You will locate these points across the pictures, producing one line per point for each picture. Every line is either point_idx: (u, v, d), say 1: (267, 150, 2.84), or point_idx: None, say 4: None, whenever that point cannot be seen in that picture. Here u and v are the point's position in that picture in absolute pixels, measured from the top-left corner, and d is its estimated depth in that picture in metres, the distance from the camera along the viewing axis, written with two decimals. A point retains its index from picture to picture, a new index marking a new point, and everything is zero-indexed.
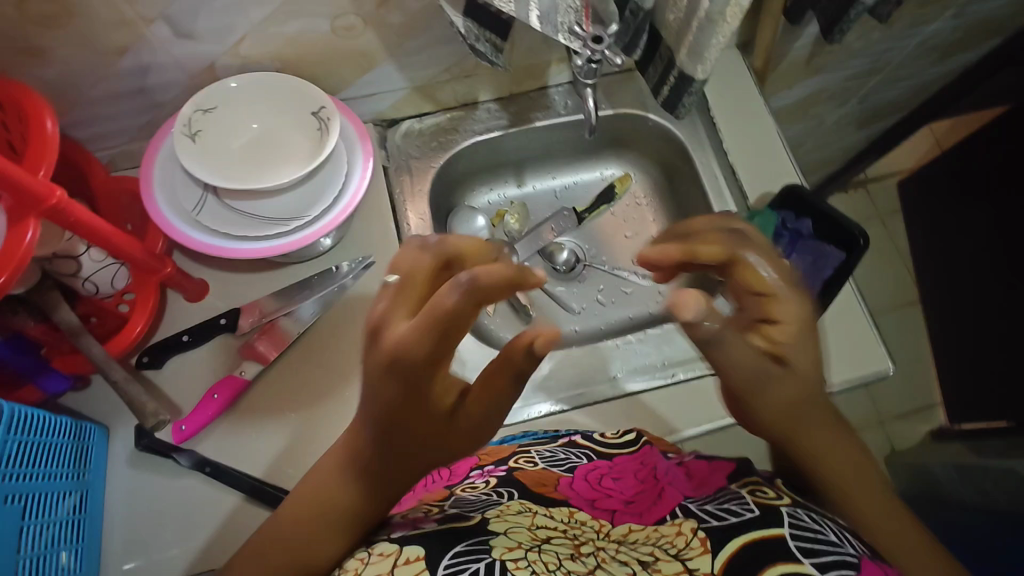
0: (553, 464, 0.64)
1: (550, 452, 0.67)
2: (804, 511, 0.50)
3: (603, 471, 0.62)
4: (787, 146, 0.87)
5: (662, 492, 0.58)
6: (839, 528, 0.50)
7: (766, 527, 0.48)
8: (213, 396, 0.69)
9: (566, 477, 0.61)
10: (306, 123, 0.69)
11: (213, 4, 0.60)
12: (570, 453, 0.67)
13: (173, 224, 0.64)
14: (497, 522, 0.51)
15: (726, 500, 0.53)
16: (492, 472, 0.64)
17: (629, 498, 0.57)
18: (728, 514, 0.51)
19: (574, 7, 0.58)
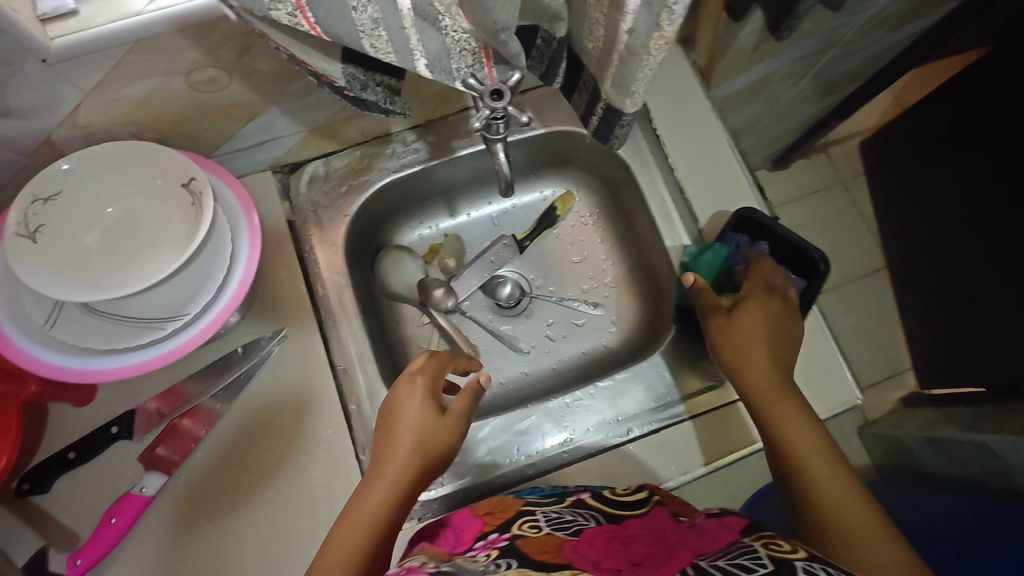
0: (558, 527, 0.53)
1: (556, 514, 0.57)
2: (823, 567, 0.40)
3: (613, 534, 0.52)
4: (739, 157, 0.78)
5: (674, 551, 0.47)
6: None
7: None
8: (110, 521, 0.61)
9: (570, 542, 0.50)
10: (176, 198, 0.58)
11: (27, 79, 0.48)
12: (578, 515, 0.56)
13: (22, 348, 0.54)
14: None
15: (737, 554, 0.43)
16: (494, 541, 0.52)
17: (637, 560, 0.47)
18: (740, 569, 0.40)
19: (471, 52, 0.48)
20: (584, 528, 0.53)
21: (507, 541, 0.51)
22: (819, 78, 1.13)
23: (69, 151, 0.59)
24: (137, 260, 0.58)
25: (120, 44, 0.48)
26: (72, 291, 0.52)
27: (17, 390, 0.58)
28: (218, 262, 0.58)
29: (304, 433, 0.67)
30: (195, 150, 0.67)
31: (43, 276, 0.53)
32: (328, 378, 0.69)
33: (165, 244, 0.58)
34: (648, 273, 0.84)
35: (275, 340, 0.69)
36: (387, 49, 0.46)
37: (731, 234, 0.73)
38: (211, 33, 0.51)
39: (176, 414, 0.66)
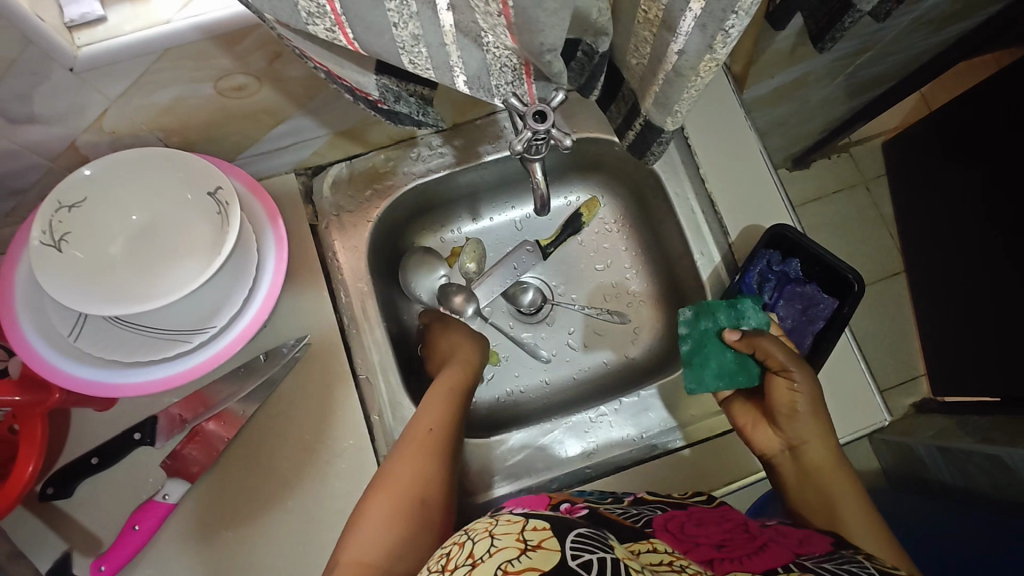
0: (627, 519, 0.53)
1: (622, 510, 0.56)
2: None
3: (687, 523, 0.53)
4: (774, 170, 0.76)
5: (765, 545, 0.48)
6: None
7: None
8: (133, 528, 0.60)
9: (649, 531, 0.50)
10: (202, 206, 0.57)
11: (52, 87, 0.47)
12: (643, 510, 0.56)
13: (47, 360, 0.54)
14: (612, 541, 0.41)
15: (843, 561, 0.45)
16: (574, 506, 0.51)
17: (722, 545, 0.48)
18: (853, 574, 0.43)
19: (512, 68, 0.45)
20: (654, 520, 0.54)
21: (588, 509, 0.51)
22: (850, 80, 1.09)
23: (94, 154, 0.57)
24: (163, 268, 0.57)
25: (149, 53, 0.46)
26: (100, 304, 0.52)
27: (41, 398, 0.56)
28: (245, 274, 0.58)
29: (325, 444, 0.66)
30: (220, 152, 0.65)
31: (72, 288, 0.52)
32: (350, 387, 0.68)
33: (191, 253, 0.57)
34: (674, 285, 0.82)
35: (298, 346, 0.68)
36: (426, 65, 0.44)
37: (763, 251, 0.71)
38: (242, 41, 0.49)
39: (198, 421, 0.65)
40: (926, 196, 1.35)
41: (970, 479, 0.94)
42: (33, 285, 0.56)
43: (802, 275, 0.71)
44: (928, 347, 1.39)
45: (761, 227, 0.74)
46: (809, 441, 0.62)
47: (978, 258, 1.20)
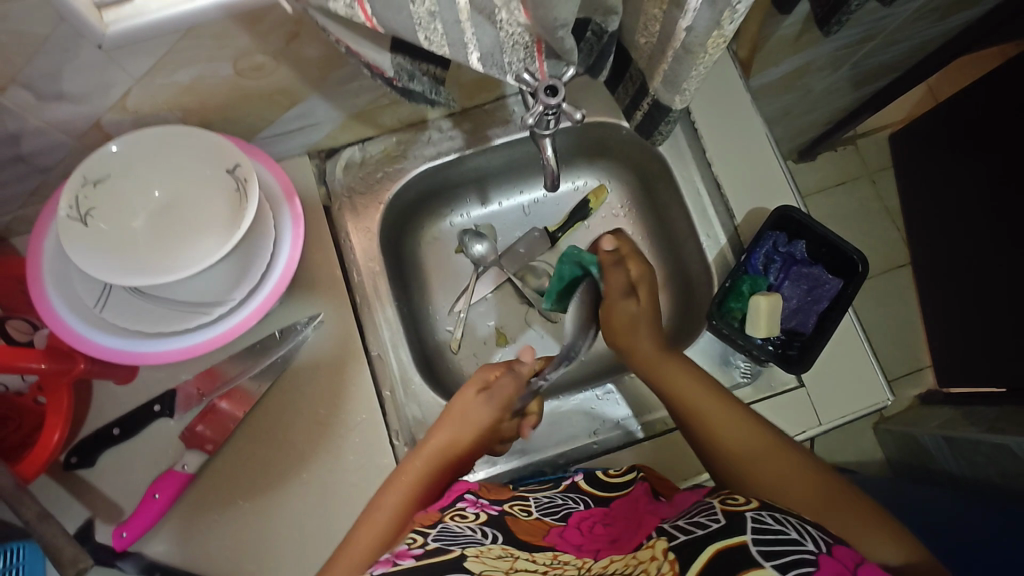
0: (547, 513, 0.60)
1: (546, 498, 0.63)
2: (767, 514, 0.48)
3: (598, 517, 0.58)
4: (780, 154, 0.77)
5: (643, 520, 0.55)
6: (801, 525, 0.47)
7: (728, 535, 0.45)
8: (153, 497, 0.62)
9: (556, 525, 0.57)
10: (222, 183, 0.59)
11: (78, 64, 0.48)
12: (568, 498, 0.63)
13: (76, 330, 0.56)
14: (473, 560, 0.47)
15: (696, 513, 0.51)
16: (483, 505, 0.60)
17: (615, 538, 0.54)
18: (695, 527, 0.48)
19: (524, 45, 0.47)
20: (573, 512, 0.60)
21: (497, 511, 0.59)
22: (856, 69, 1.09)
23: (117, 134, 0.59)
24: (184, 242, 0.59)
25: (174, 30, 0.48)
26: (123, 276, 0.54)
27: (66, 366, 0.57)
28: (263, 249, 0.60)
29: (339, 418, 0.68)
30: (237, 134, 0.67)
31: (98, 259, 0.54)
32: (362, 364, 0.70)
33: (210, 229, 0.59)
34: (680, 269, 0.83)
35: (312, 325, 0.69)
36: (441, 42, 0.45)
37: (769, 232, 0.72)
38: (261, 20, 0.50)
39: (215, 395, 0.67)
40: (931, 182, 1.35)
41: (976, 467, 0.95)
42: (60, 258, 0.57)
43: (807, 257, 0.73)
44: (933, 338, 1.39)
45: (766, 210, 0.75)
46: (706, 413, 0.63)
47: (982, 247, 1.21)
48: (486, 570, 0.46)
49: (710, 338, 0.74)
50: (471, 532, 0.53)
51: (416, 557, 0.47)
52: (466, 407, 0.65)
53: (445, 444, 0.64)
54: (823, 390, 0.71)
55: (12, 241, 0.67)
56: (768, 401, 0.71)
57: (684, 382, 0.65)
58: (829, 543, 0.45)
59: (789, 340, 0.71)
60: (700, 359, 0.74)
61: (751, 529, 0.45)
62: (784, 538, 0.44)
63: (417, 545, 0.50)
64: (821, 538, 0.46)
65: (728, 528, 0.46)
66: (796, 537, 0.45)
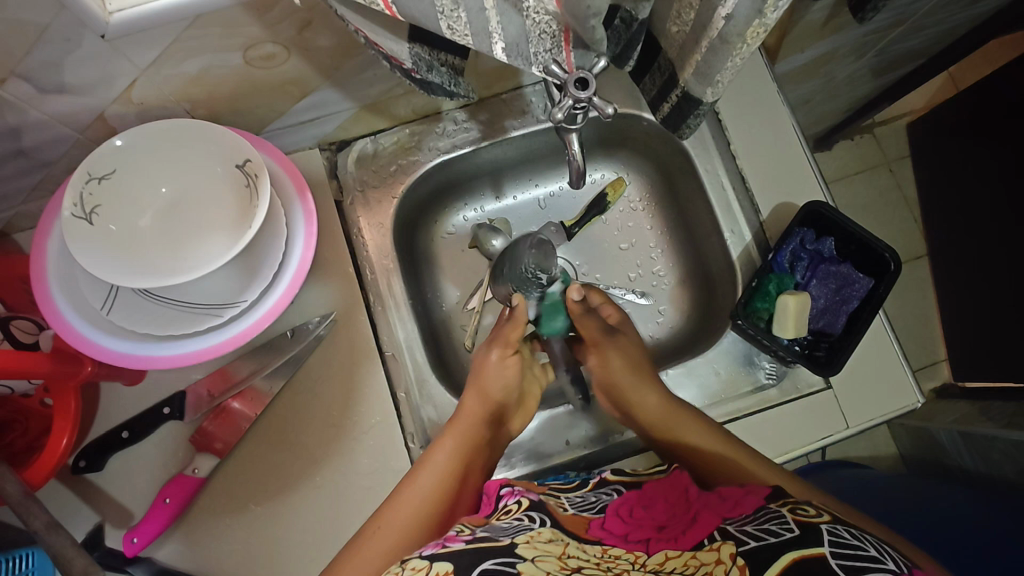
0: (584, 508, 0.59)
1: (580, 496, 0.61)
2: (844, 528, 0.46)
3: (636, 501, 0.58)
4: (808, 146, 0.74)
5: (697, 515, 0.53)
6: (877, 541, 0.46)
7: (805, 545, 0.44)
8: (163, 501, 0.61)
9: (596, 518, 0.56)
10: (233, 179, 0.57)
11: (80, 54, 0.46)
12: (600, 493, 0.61)
13: (81, 333, 0.54)
14: (526, 546, 0.47)
15: (765, 520, 0.49)
16: (522, 493, 0.59)
17: (662, 525, 0.53)
18: (768, 534, 0.46)
19: (551, 35, 0.44)
20: (609, 503, 0.59)
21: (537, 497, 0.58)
22: (880, 56, 1.05)
23: (122, 127, 0.57)
24: (194, 241, 0.57)
25: (181, 18, 0.45)
26: (129, 277, 0.52)
27: (73, 370, 0.55)
28: (274, 248, 0.57)
29: (353, 420, 0.66)
30: (247, 126, 0.64)
31: (104, 258, 0.52)
32: (377, 364, 0.68)
33: (221, 228, 0.57)
34: (702, 264, 0.80)
35: (324, 323, 0.67)
36: (464, 31, 0.43)
37: (797, 228, 0.69)
38: (273, 8, 0.48)
39: (225, 397, 0.65)
40: (949, 173, 1.32)
41: (993, 462, 0.93)
42: (63, 257, 0.55)
43: (837, 255, 0.70)
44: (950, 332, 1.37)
45: (794, 205, 0.73)
46: (724, 459, 0.61)
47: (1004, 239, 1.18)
48: (537, 556, 0.46)
49: (734, 339, 0.72)
50: (519, 521, 0.52)
51: (467, 540, 0.48)
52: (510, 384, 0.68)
53: (482, 415, 0.65)
54: (850, 393, 0.69)
55: (16, 237, 0.65)
56: (794, 403, 0.69)
57: (698, 434, 0.64)
58: (907, 564, 0.44)
59: (817, 340, 0.69)
60: (724, 359, 0.71)
61: (830, 543, 0.44)
62: (864, 554, 0.43)
63: (466, 533, 0.51)
64: (898, 557, 0.45)
65: (805, 540, 0.44)
66: (876, 554, 0.43)
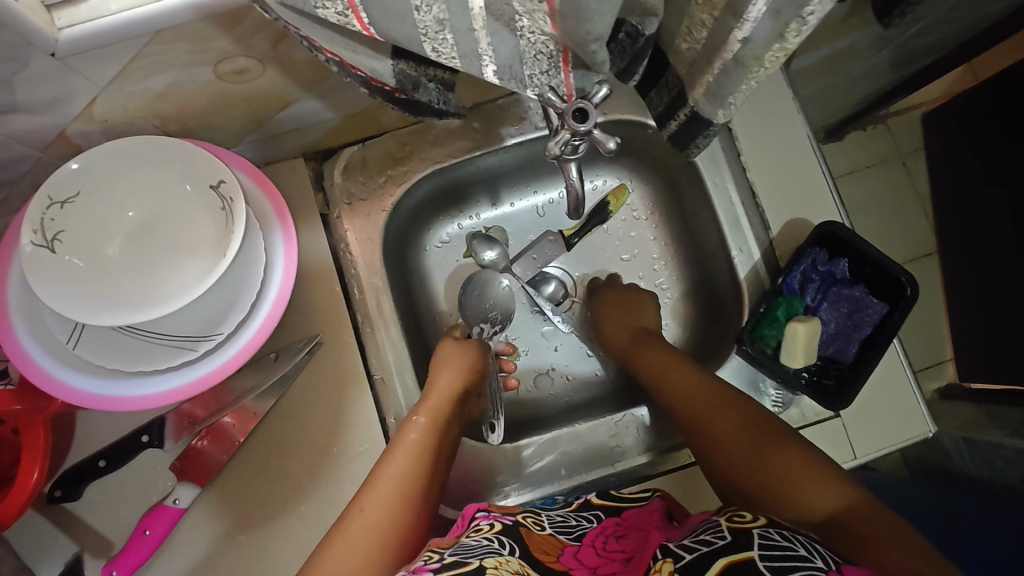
0: (562, 530, 0.56)
1: (561, 517, 0.59)
2: (776, 530, 0.44)
3: (610, 532, 0.55)
4: (823, 158, 0.69)
5: (654, 537, 0.51)
6: (808, 540, 0.44)
7: (733, 552, 0.42)
8: (144, 533, 0.59)
9: (571, 545, 0.54)
10: (208, 201, 0.53)
11: (32, 74, 0.42)
12: (578, 517, 0.59)
13: (47, 370, 0.50)
14: (493, 574, 0.43)
15: (703, 531, 0.47)
16: (497, 516, 0.56)
17: (629, 556, 0.50)
18: (700, 544, 0.45)
19: (548, 55, 0.39)
20: (587, 531, 0.56)
21: (511, 520, 0.55)
22: (899, 51, 0.99)
23: (87, 144, 0.53)
24: (167, 268, 0.53)
25: (139, 34, 0.41)
26: (93, 312, 0.49)
27: (41, 404, 0.53)
28: (252, 275, 0.53)
29: (340, 448, 0.64)
30: (225, 138, 0.60)
31: (68, 291, 0.49)
32: (366, 389, 0.65)
33: (196, 253, 0.53)
34: (706, 280, 0.77)
35: (310, 347, 0.64)
36: (451, 53, 0.39)
37: (809, 249, 0.65)
38: (240, 21, 0.43)
39: (212, 419, 0.62)
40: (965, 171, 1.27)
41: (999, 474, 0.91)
42: (27, 286, 0.52)
43: (850, 277, 0.66)
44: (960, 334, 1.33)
45: (807, 222, 0.69)
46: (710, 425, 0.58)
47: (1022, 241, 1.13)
48: None
49: (738, 364, 0.68)
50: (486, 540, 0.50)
51: (434, 571, 0.43)
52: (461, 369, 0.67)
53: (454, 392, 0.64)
54: (857, 422, 0.66)
55: None
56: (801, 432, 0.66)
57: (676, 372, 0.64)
58: (837, 561, 0.42)
59: (826, 367, 0.66)
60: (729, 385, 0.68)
61: (759, 548, 0.42)
62: (791, 554, 0.41)
63: (434, 560, 0.46)
64: (830, 554, 0.42)
65: (733, 547, 0.43)
66: (805, 555, 0.41)
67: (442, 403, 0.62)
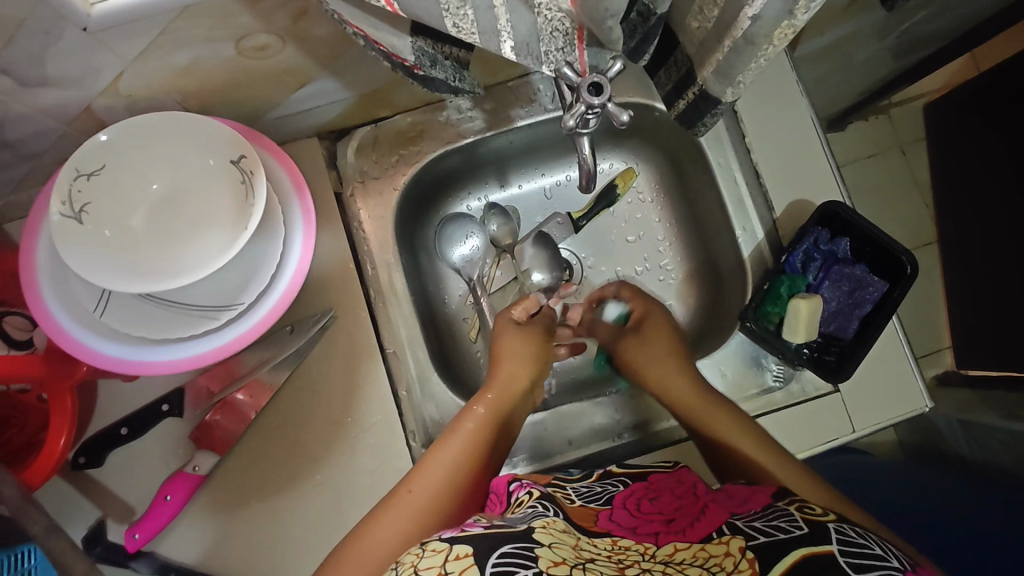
0: (590, 498, 0.57)
1: (585, 487, 0.60)
2: (852, 526, 0.45)
3: (642, 495, 0.56)
4: (826, 141, 0.71)
5: (705, 507, 0.52)
6: (881, 540, 0.45)
7: (814, 543, 0.43)
8: (164, 499, 0.61)
9: (603, 510, 0.54)
10: (228, 175, 0.54)
11: (62, 47, 0.43)
12: (606, 484, 0.60)
13: (74, 337, 0.52)
14: (541, 532, 0.46)
15: (774, 516, 0.47)
16: (531, 485, 0.57)
17: (670, 518, 0.51)
18: (777, 530, 0.45)
19: (564, 32, 0.41)
20: (615, 495, 0.57)
21: (543, 489, 0.56)
22: (903, 38, 1.00)
23: (111, 119, 0.54)
24: (188, 240, 0.55)
25: (168, 10, 0.42)
26: (120, 279, 0.50)
27: (67, 371, 0.55)
28: (271, 248, 0.55)
29: (354, 418, 0.65)
30: (243, 116, 0.62)
31: (94, 260, 0.51)
32: (378, 362, 0.67)
33: (216, 226, 0.55)
34: (710, 260, 0.78)
35: (325, 320, 0.66)
36: (471, 29, 0.40)
37: (812, 228, 0.67)
38: None
39: (225, 392, 0.64)
40: None
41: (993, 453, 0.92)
42: (53, 256, 0.53)
43: (851, 256, 0.68)
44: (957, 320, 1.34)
45: (810, 203, 0.70)
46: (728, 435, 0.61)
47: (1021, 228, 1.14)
48: (554, 543, 0.44)
49: (740, 340, 0.70)
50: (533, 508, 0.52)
51: (484, 526, 0.47)
52: (525, 359, 0.68)
53: (512, 385, 0.66)
54: (856, 396, 0.68)
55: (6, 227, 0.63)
56: (800, 406, 0.68)
57: (701, 401, 0.65)
58: (911, 563, 0.43)
59: (827, 344, 0.67)
60: (730, 361, 0.70)
61: (836, 542, 0.43)
62: (869, 551, 0.42)
63: (483, 521, 0.49)
64: (902, 556, 0.43)
65: (814, 538, 0.43)
66: (880, 552, 0.42)
67: (504, 390, 0.65)
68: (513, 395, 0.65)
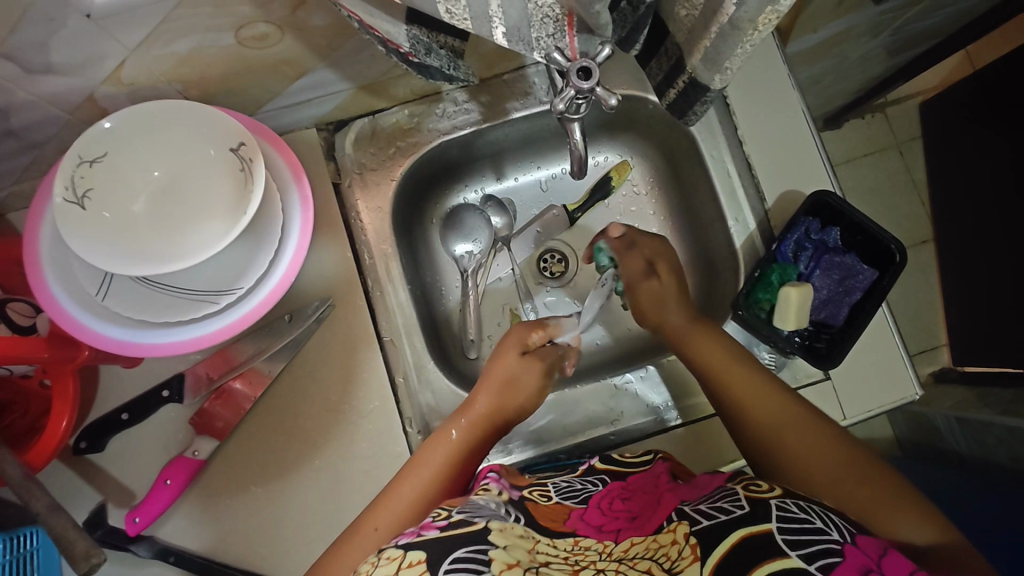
0: (566, 495, 0.55)
1: (565, 483, 0.58)
2: (794, 501, 0.46)
3: (617, 494, 0.54)
4: (816, 132, 0.72)
5: (664, 499, 0.51)
6: (823, 511, 0.45)
7: (753, 522, 0.43)
8: (164, 483, 0.61)
9: (577, 508, 0.53)
10: (227, 163, 0.55)
11: (64, 35, 0.44)
12: (586, 482, 0.58)
13: (78, 320, 0.54)
14: (498, 533, 0.44)
15: (720, 496, 0.48)
16: (506, 484, 0.54)
17: (635, 515, 0.50)
18: (719, 512, 0.45)
19: (554, 18, 0.42)
20: (593, 493, 0.55)
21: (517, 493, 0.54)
22: (895, 36, 1.00)
23: (113, 108, 0.55)
24: (188, 225, 0.56)
25: None
26: (123, 263, 0.52)
27: (71, 354, 0.56)
28: (271, 233, 0.56)
29: (351, 405, 0.66)
30: (242, 106, 0.63)
31: (97, 245, 0.52)
32: (374, 350, 0.68)
33: (216, 212, 0.56)
34: (704, 251, 0.79)
35: (323, 308, 0.67)
36: (463, 14, 0.41)
37: (801, 218, 0.68)
38: None
39: (224, 380, 0.65)
40: None
41: None
42: (58, 243, 0.55)
43: (841, 245, 0.69)
44: None
45: (801, 193, 0.71)
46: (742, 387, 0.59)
47: None
48: (510, 544, 0.43)
49: (733, 329, 0.71)
50: (494, 506, 0.49)
51: (441, 527, 0.45)
52: (519, 382, 0.64)
53: (500, 404, 0.63)
54: (847, 384, 0.68)
55: (10, 217, 0.64)
56: (792, 393, 0.68)
57: (710, 349, 0.63)
58: (852, 533, 0.43)
59: (818, 332, 0.68)
60: None
61: (777, 518, 0.43)
62: (809, 526, 0.43)
63: (442, 518, 0.47)
64: (843, 526, 0.44)
65: (752, 516, 0.44)
66: (821, 526, 0.43)
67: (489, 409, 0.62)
68: (500, 410, 0.63)
